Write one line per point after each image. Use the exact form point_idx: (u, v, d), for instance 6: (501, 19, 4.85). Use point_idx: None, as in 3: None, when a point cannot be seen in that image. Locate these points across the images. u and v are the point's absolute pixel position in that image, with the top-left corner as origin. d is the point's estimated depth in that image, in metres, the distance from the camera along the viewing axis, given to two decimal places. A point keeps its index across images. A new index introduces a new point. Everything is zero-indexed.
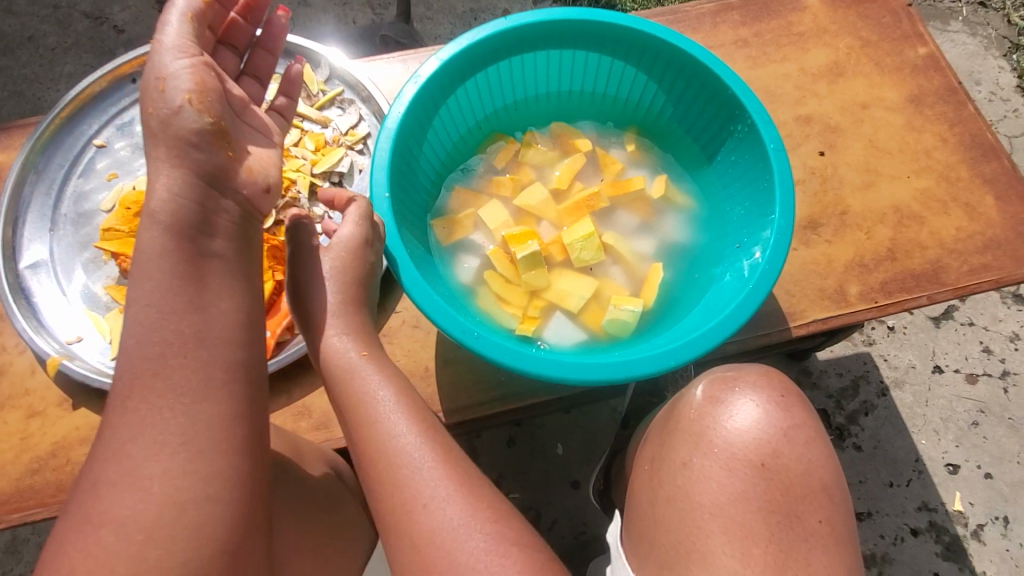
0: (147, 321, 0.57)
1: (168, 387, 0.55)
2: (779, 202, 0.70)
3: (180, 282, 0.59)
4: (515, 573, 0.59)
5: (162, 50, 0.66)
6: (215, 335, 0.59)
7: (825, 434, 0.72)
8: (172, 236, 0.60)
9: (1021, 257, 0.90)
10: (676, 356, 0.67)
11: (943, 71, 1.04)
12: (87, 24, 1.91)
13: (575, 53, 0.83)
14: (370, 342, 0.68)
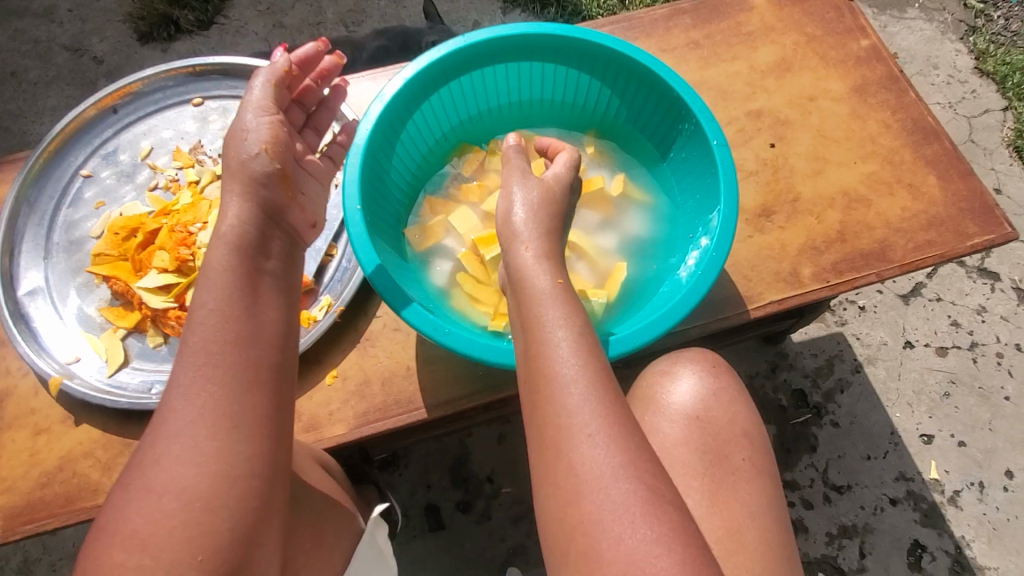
0: (215, 320, 0.65)
1: (223, 375, 0.62)
2: (724, 195, 0.76)
3: (239, 292, 0.67)
4: (662, 532, 0.51)
5: (246, 108, 0.76)
6: (265, 338, 0.67)
7: (747, 395, 0.84)
8: (237, 254, 0.69)
9: (964, 232, 0.96)
10: (633, 340, 0.73)
11: (885, 60, 1.09)
12: (68, 57, 1.95)
13: (531, 65, 0.89)
14: (563, 274, 0.65)
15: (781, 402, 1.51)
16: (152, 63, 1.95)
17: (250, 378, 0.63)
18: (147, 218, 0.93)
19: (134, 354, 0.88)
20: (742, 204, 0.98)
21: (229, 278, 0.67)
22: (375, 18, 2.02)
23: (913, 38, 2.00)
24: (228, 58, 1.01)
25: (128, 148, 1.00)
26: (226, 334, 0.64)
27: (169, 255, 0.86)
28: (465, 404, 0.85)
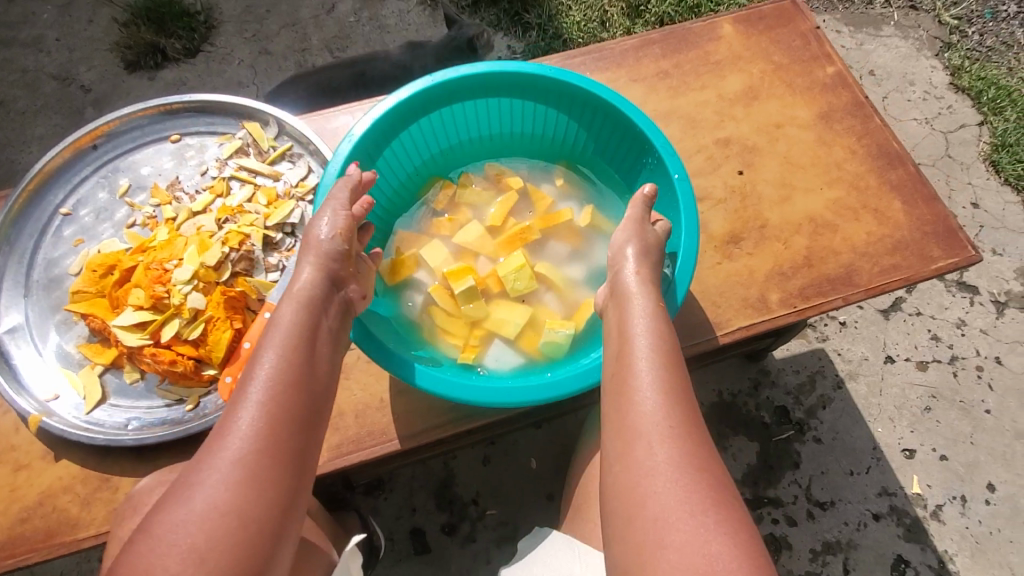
0: (284, 354, 0.67)
1: (278, 409, 0.64)
2: (686, 225, 0.81)
3: (302, 340, 0.69)
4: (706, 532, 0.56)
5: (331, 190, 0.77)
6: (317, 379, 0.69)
7: None
8: (304, 311, 0.71)
9: (928, 255, 0.98)
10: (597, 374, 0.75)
11: (851, 87, 1.12)
12: (55, 86, 1.98)
13: (499, 101, 0.92)
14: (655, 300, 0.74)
15: (765, 419, 1.52)
16: (140, 92, 1.98)
17: (305, 414, 0.66)
18: (124, 254, 0.94)
19: (111, 390, 0.88)
20: (712, 231, 1.00)
21: (297, 332, 0.69)
22: (360, 43, 2.04)
23: (889, 55, 2.01)
24: (205, 95, 1.03)
25: (107, 186, 1.01)
26: (289, 374, 0.66)
27: (144, 292, 0.87)
28: (437, 434, 0.86)
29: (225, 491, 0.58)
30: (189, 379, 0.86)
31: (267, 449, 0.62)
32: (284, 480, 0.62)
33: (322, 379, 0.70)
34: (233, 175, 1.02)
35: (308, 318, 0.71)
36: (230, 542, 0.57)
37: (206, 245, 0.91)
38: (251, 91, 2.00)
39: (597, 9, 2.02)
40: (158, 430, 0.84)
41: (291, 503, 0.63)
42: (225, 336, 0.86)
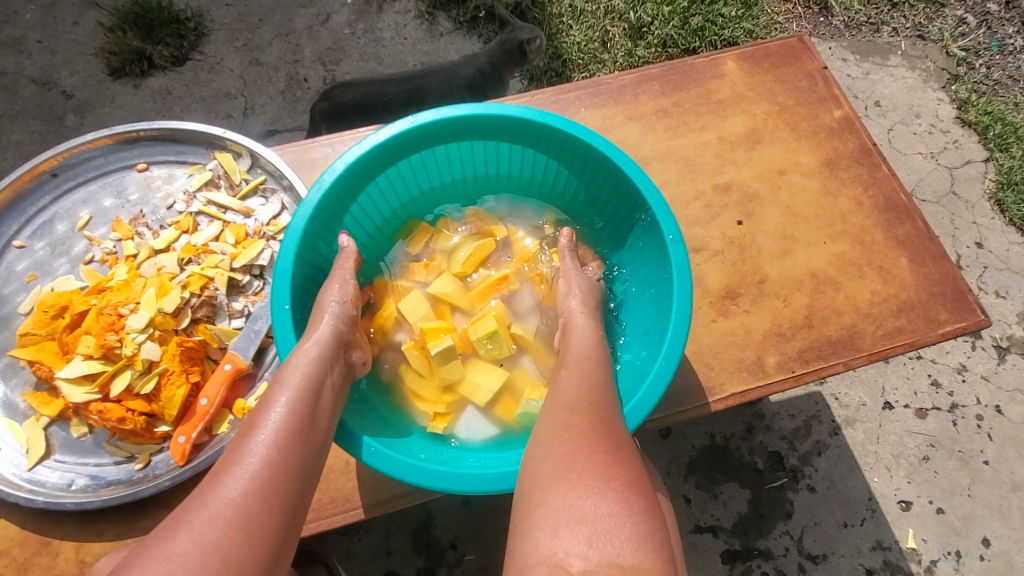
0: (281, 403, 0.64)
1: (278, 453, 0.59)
2: (677, 299, 0.74)
3: (303, 391, 0.65)
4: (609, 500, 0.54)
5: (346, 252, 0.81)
6: (317, 433, 0.65)
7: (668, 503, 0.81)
8: (316, 363, 0.68)
9: (934, 318, 0.92)
10: None
11: (858, 133, 1.06)
12: (35, 90, 1.85)
13: (484, 144, 0.87)
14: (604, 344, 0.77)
15: (758, 465, 1.46)
16: (124, 99, 1.83)
17: (304, 465, 0.61)
18: (79, 294, 0.88)
19: (57, 444, 0.82)
20: (707, 285, 0.94)
21: (302, 384, 0.66)
22: (354, 57, 1.90)
23: (896, 86, 1.95)
24: (173, 123, 0.97)
25: (66, 218, 0.95)
26: (293, 422, 0.63)
27: (95, 340, 0.82)
28: (403, 503, 0.80)
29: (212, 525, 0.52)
30: (140, 435, 0.80)
31: (268, 495, 0.56)
32: (280, 534, 0.56)
33: (321, 436, 0.65)
34: (201, 211, 0.96)
35: (315, 372, 0.68)
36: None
37: (165, 289, 0.85)
38: (239, 104, 1.83)
39: (598, 29, 1.97)
40: (103, 492, 0.78)
41: (282, 564, 0.55)
42: (179, 391, 0.80)
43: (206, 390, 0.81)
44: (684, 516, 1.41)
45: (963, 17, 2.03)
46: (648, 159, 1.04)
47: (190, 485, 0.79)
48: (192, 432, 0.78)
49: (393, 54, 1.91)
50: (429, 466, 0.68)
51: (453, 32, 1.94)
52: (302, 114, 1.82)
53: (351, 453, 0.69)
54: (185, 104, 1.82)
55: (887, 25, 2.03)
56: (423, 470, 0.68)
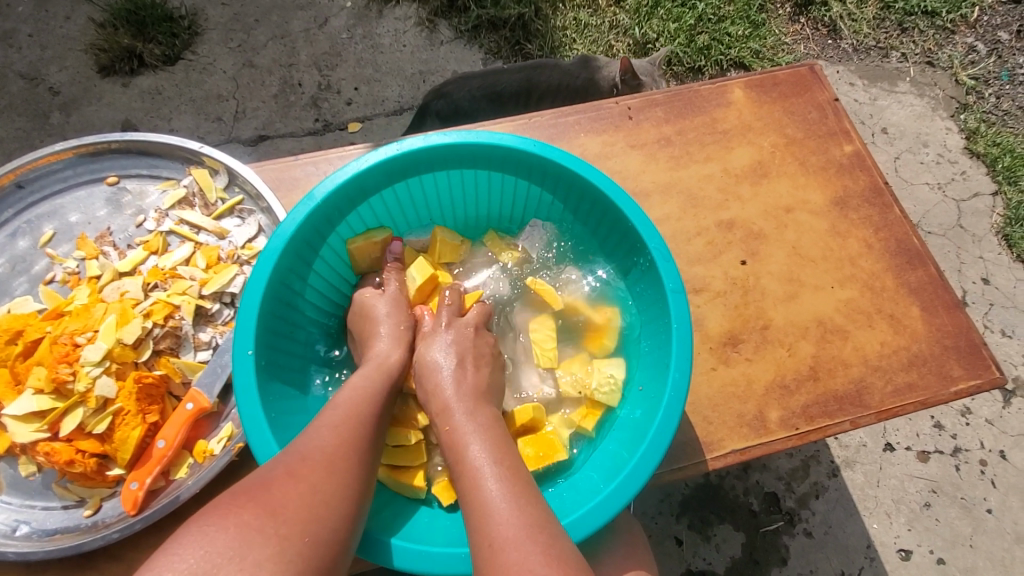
0: (358, 394, 0.72)
1: (355, 425, 0.67)
2: (677, 354, 0.69)
3: (377, 385, 0.74)
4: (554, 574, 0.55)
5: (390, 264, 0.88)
6: (384, 427, 0.72)
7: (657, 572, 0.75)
8: (375, 370, 0.76)
9: (947, 374, 0.87)
10: (610, 508, 0.65)
11: (869, 170, 1.01)
12: (21, 86, 1.73)
13: (476, 173, 0.86)
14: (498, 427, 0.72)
15: (752, 506, 1.41)
16: (112, 98, 1.73)
17: (375, 444, 0.69)
18: (35, 318, 0.82)
19: (4, 483, 0.76)
20: (708, 328, 0.88)
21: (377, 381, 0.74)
22: (351, 62, 1.83)
23: (903, 113, 1.91)
24: (145, 135, 0.91)
25: (27, 233, 0.89)
26: (370, 408, 0.70)
27: (47, 373, 0.76)
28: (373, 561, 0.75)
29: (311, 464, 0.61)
30: (92, 478, 0.74)
31: (348, 456, 0.64)
32: (351, 497, 0.62)
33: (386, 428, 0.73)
34: (172, 230, 0.90)
35: (383, 372, 0.76)
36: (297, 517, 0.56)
37: (127, 317, 0.79)
38: (230, 106, 1.74)
39: (602, 44, 1.92)
40: (48, 542, 0.71)
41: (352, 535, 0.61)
42: (135, 433, 0.74)
43: (164, 431, 0.75)
44: (676, 559, 1.36)
45: (973, 45, 1.99)
46: (648, 191, 0.98)
47: (145, 535, 0.73)
48: (146, 478, 0.73)
49: (390, 61, 1.84)
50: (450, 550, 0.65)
51: (454, 41, 1.88)
52: (295, 120, 1.75)
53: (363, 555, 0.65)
54: (175, 106, 1.73)
55: (896, 50, 1.99)
56: (424, 557, 0.65)
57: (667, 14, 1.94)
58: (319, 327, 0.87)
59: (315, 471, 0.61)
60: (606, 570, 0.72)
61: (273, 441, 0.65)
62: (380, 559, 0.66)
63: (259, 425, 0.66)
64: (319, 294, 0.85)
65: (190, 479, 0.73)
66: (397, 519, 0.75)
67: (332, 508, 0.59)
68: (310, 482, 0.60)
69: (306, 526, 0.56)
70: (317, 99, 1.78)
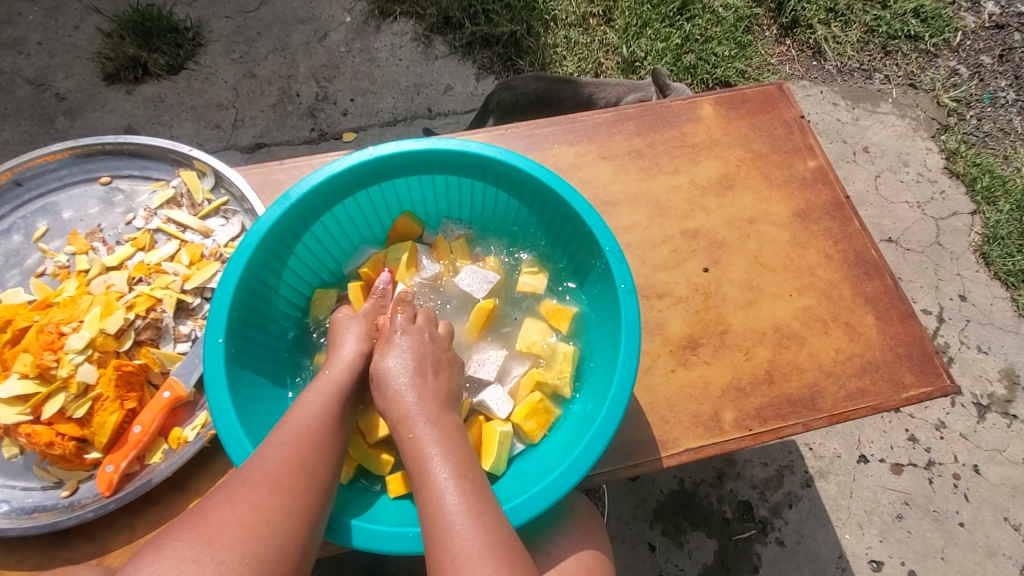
0: (321, 399, 0.73)
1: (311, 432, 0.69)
2: (624, 351, 0.73)
3: (340, 389, 0.75)
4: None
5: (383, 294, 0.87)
6: (345, 425, 0.74)
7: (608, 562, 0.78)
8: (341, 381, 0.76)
9: (898, 381, 0.91)
10: (567, 480, 0.69)
11: (832, 184, 1.05)
12: (29, 91, 1.79)
13: (447, 178, 0.91)
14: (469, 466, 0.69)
15: (726, 514, 1.43)
16: (116, 105, 1.79)
17: (335, 443, 0.70)
18: (24, 308, 0.86)
19: None
20: (668, 332, 0.92)
21: (338, 387, 0.75)
22: (348, 74, 1.90)
23: (885, 133, 1.95)
24: (139, 138, 0.96)
25: (22, 229, 0.93)
26: (327, 412, 0.72)
27: (32, 359, 0.80)
28: (333, 548, 0.77)
29: (252, 484, 0.62)
30: (70, 461, 0.78)
31: (297, 464, 0.65)
32: (312, 498, 0.64)
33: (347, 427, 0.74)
34: (160, 228, 0.95)
35: (351, 375, 0.77)
36: (234, 537, 0.57)
37: (110, 309, 0.83)
38: (230, 115, 1.80)
39: (592, 61, 1.98)
40: (27, 519, 0.75)
41: (313, 534, 0.63)
42: (113, 419, 0.77)
43: (141, 417, 0.79)
44: (649, 563, 1.38)
45: (954, 69, 2.05)
46: (617, 200, 1.02)
47: (118, 516, 0.76)
48: (122, 462, 0.76)
49: (386, 74, 1.90)
50: (404, 530, 0.68)
51: (449, 56, 1.95)
52: (291, 129, 1.81)
53: (328, 537, 0.69)
54: (176, 113, 1.79)
55: (879, 72, 2.05)
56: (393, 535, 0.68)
57: (655, 33, 2.00)
58: (293, 323, 0.91)
59: (259, 491, 0.62)
60: (558, 552, 0.76)
61: (245, 438, 0.69)
62: (352, 540, 0.69)
63: (225, 410, 0.69)
64: (293, 291, 0.90)
65: (163, 463, 0.77)
66: (356, 504, 0.78)
67: (280, 526, 0.60)
68: (250, 503, 0.61)
69: (249, 548, 0.57)
70: (314, 109, 1.84)
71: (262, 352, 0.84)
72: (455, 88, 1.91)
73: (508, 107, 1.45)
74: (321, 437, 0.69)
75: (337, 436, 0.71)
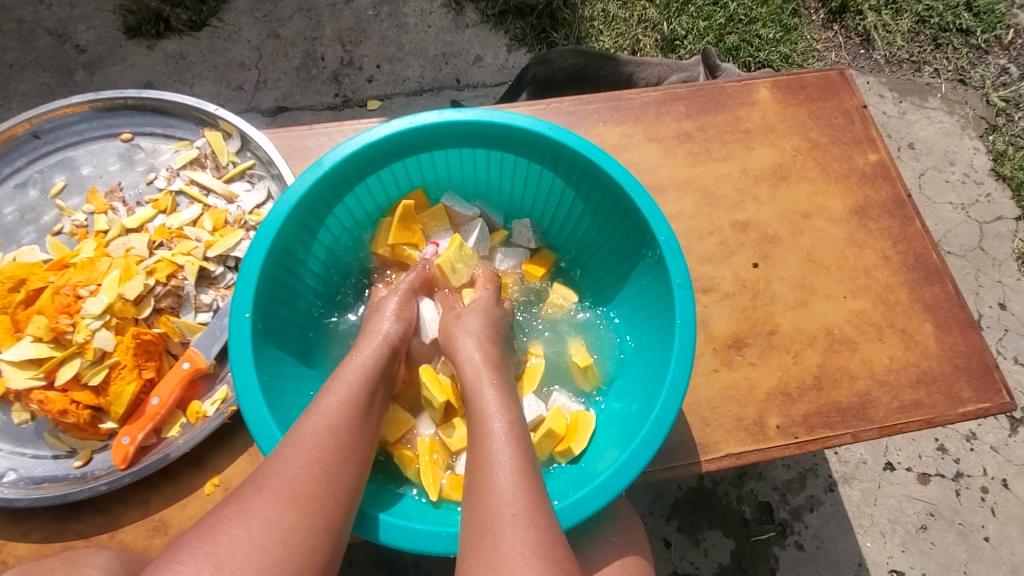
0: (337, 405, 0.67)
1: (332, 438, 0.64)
2: (678, 352, 0.70)
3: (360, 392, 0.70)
4: None
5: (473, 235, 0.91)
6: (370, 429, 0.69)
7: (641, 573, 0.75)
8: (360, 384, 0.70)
9: (955, 394, 0.85)
10: (613, 486, 0.67)
11: (893, 181, 0.98)
12: (49, 42, 1.73)
13: (488, 153, 0.85)
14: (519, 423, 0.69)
15: (745, 514, 1.39)
16: (137, 60, 1.72)
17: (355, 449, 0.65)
18: (39, 268, 0.82)
19: None
20: (713, 330, 0.87)
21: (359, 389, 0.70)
22: (375, 39, 1.82)
23: (932, 129, 1.86)
24: (162, 94, 0.91)
25: (40, 184, 0.89)
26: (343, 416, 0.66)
27: (46, 322, 0.76)
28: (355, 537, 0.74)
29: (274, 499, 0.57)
30: (84, 430, 0.75)
31: (325, 474, 0.61)
32: (330, 513, 0.59)
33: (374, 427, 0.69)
34: (182, 190, 0.90)
35: (365, 380, 0.71)
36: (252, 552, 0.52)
37: (130, 273, 0.80)
38: (252, 76, 1.74)
39: (629, 37, 1.88)
40: (35, 489, 0.72)
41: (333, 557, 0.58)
42: (129, 389, 0.74)
43: (159, 388, 0.75)
44: (663, 559, 1.35)
45: (1005, 67, 1.93)
46: (663, 186, 0.96)
47: (133, 491, 0.74)
48: (138, 434, 0.73)
49: (414, 41, 1.82)
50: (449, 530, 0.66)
51: (479, 25, 1.86)
52: (315, 94, 1.74)
53: (368, 537, 0.66)
54: (197, 71, 1.73)
55: (929, 65, 1.93)
56: (434, 534, 0.66)
57: (697, 11, 1.90)
58: (320, 297, 0.87)
59: (275, 502, 0.57)
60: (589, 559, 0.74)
61: (272, 425, 0.65)
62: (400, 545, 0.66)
63: (250, 389, 0.66)
64: (322, 264, 0.85)
65: (180, 438, 0.73)
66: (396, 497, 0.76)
67: (296, 547, 0.55)
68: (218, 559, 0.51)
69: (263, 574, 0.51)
70: (338, 74, 1.77)
71: (287, 329, 0.80)
72: (485, 59, 1.82)
73: (544, 82, 1.38)
74: (341, 446, 0.64)
75: (360, 441, 0.66)
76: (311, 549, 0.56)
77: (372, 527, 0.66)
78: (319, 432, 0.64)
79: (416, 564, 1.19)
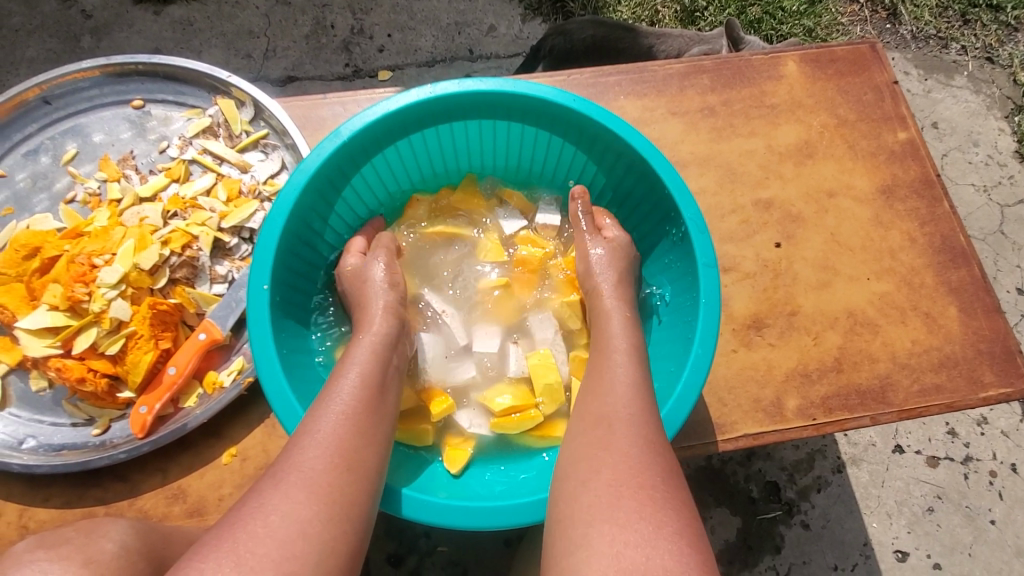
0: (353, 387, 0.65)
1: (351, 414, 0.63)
2: (702, 331, 0.69)
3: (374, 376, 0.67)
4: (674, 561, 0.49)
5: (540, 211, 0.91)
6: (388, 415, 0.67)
7: None
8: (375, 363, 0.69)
9: (977, 379, 0.84)
10: None
11: (922, 160, 0.95)
12: (55, 6, 1.69)
13: (509, 125, 0.83)
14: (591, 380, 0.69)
15: (752, 493, 1.40)
16: (143, 26, 1.68)
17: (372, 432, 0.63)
18: (53, 236, 0.81)
19: (14, 397, 0.77)
20: (733, 310, 0.85)
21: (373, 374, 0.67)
22: (386, 6, 1.77)
23: (957, 108, 1.80)
24: (175, 61, 0.88)
25: (51, 150, 0.88)
26: (360, 400, 0.64)
27: (62, 291, 0.76)
28: None
29: (295, 485, 0.54)
30: (102, 399, 0.75)
31: (344, 462, 0.58)
32: (352, 499, 0.57)
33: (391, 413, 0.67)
34: (195, 159, 0.89)
35: (378, 364, 0.69)
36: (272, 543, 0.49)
37: (145, 243, 0.79)
38: (261, 44, 1.70)
39: (648, 7, 1.82)
40: (55, 456, 0.72)
41: (356, 545, 0.55)
42: (147, 358, 0.74)
43: (176, 358, 0.75)
44: None
45: None
46: (685, 162, 0.93)
47: (151, 460, 0.74)
48: (156, 404, 0.73)
49: (426, 9, 1.77)
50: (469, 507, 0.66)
51: None
52: (325, 63, 1.70)
53: (390, 511, 0.66)
54: (205, 38, 1.69)
55: (956, 42, 1.86)
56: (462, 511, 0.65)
57: None
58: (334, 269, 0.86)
59: (292, 496, 0.54)
60: None
61: (291, 398, 0.65)
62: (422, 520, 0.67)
63: (269, 360, 0.65)
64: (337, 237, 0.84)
65: (198, 408, 0.73)
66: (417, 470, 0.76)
67: (314, 538, 0.52)
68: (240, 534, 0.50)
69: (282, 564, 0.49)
70: (349, 43, 1.72)
71: (303, 302, 0.79)
72: (498, 29, 1.77)
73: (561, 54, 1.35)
74: (359, 432, 0.61)
75: (376, 428, 0.64)
76: (335, 542, 0.53)
77: (394, 501, 0.67)
78: (336, 416, 0.61)
79: (427, 534, 1.20)
